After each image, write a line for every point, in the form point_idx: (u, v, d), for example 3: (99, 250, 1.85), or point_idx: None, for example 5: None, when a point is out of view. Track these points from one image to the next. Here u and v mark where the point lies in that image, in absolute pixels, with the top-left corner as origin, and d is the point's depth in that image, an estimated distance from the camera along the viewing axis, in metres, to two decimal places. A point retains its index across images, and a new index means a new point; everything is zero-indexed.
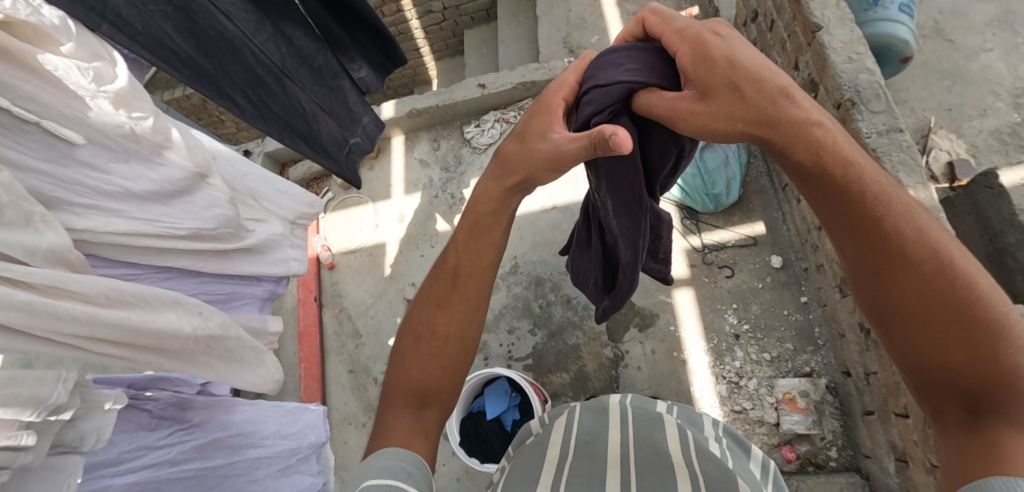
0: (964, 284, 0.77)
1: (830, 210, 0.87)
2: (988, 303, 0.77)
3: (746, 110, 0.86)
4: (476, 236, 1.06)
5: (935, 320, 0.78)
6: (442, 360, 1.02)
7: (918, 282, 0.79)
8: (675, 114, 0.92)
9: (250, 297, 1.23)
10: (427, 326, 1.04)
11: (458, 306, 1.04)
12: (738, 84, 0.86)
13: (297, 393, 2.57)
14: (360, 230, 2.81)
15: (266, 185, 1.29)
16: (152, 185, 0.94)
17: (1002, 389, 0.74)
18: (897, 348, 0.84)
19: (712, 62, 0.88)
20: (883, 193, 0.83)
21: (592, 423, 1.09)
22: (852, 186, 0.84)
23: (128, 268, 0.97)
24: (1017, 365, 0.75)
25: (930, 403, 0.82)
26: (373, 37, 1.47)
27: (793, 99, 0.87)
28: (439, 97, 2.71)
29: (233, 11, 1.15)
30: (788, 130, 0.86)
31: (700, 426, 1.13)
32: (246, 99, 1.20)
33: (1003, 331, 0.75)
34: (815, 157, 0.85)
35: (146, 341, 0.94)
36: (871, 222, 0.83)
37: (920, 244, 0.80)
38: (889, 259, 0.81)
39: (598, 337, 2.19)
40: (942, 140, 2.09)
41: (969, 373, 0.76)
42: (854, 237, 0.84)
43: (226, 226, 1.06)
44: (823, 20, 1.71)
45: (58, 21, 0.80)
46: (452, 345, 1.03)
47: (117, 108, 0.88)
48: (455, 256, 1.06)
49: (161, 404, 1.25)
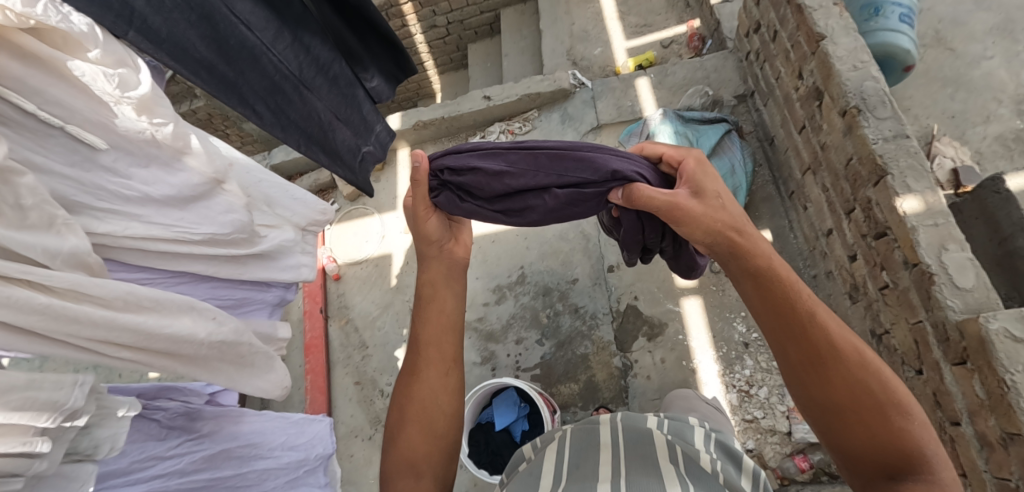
0: (868, 373, 0.92)
1: (776, 316, 0.97)
2: (887, 386, 0.92)
3: (723, 216, 1.04)
4: (425, 302, 1.29)
5: (846, 403, 0.92)
6: (424, 429, 1.18)
7: (844, 375, 0.92)
8: (676, 201, 1.06)
9: (260, 303, 1.22)
10: (407, 394, 1.21)
11: (423, 367, 1.23)
12: (723, 195, 1.07)
13: (302, 406, 2.55)
14: (367, 241, 2.84)
15: (281, 192, 1.26)
16: (171, 190, 0.94)
17: (906, 456, 0.87)
18: (823, 431, 0.95)
19: (706, 174, 1.12)
20: (810, 299, 0.97)
21: (583, 443, 1.10)
22: (786, 292, 0.97)
23: (142, 272, 0.97)
24: (916, 438, 0.88)
25: (857, 478, 0.91)
26: (389, 49, 1.49)
27: (746, 230, 1.04)
28: (447, 109, 2.77)
29: (253, 21, 1.14)
30: (747, 247, 1.02)
31: (689, 440, 1.10)
32: (266, 107, 1.23)
33: (899, 412, 0.90)
34: (766, 268, 1.00)
35: (161, 345, 0.94)
36: (803, 318, 0.95)
37: (844, 340, 0.94)
38: (813, 356, 0.94)
39: (606, 347, 2.19)
40: (946, 147, 2.14)
41: (874, 447, 0.89)
42: (793, 338, 0.96)
43: (241, 231, 1.06)
44: (827, 30, 1.74)
45: (87, 29, 0.78)
46: (428, 402, 1.20)
47: (140, 114, 0.86)
48: (419, 325, 1.27)
49: (170, 413, 1.25)
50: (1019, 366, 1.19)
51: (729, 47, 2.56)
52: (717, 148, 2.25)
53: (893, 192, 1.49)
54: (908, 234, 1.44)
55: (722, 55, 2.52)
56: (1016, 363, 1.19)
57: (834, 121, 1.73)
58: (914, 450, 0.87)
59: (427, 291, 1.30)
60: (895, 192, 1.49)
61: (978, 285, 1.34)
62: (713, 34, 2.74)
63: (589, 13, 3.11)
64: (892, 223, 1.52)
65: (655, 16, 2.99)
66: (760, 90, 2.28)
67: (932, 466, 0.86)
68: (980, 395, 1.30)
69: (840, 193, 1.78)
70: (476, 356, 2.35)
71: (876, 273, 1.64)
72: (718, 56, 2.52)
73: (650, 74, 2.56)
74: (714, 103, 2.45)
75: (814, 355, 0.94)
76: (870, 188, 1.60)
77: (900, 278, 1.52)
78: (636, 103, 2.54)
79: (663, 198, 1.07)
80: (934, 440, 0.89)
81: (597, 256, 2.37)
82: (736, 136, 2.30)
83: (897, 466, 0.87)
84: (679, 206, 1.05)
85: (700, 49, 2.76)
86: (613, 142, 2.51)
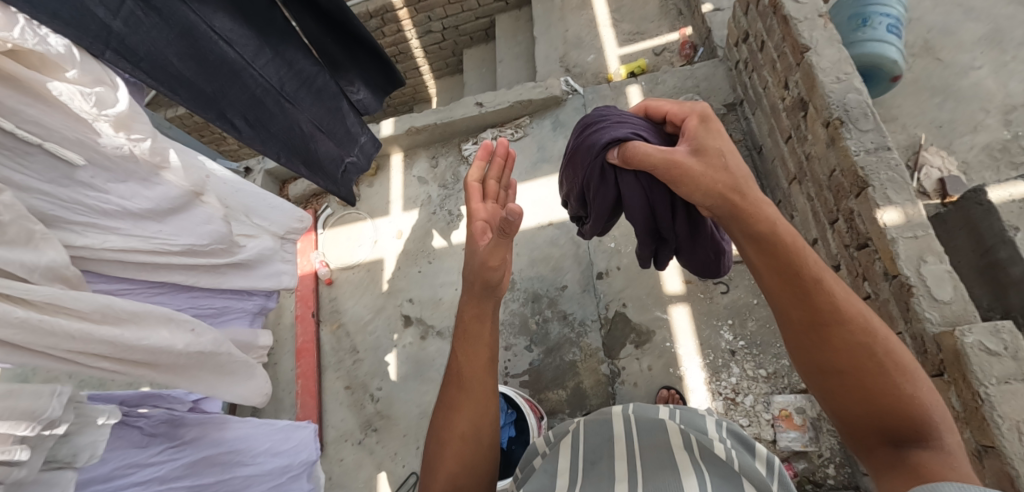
0: (872, 337, 0.86)
1: (778, 278, 0.90)
2: (891, 350, 0.86)
3: (725, 176, 0.95)
4: (469, 334, 1.09)
5: (852, 370, 0.85)
6: (454, 465, 1.00)
7: (848, 341, 0.86)
8: (675, 161, 0.98)
9: (241, 311, 1.24)
10: (443, 431, 1.02)
11: (456, 404, 1.04)
12: (726, 153, 0.98)
13: (293, 410, 2.56)
14: (359, 246, 2.86)
15: (258, 200, 1.28)
16: (149, 203, 0.96)
17: (911, 421, 0.82)
18: (824, 398, 0.89)
19: (708, 131, 1.02)
20: (813, 262, 0.90)
21: (596, 438, 1.09)
22: (792, 256, 0.89)
23: (121, 283, 0.97)
24: (922, 402, 0.83)
25: (855, 443, 0.87)
26: (375, 60, 1.49)
27: (748, 184, 0.95)
28: (439, 115, 2.79)
29: (234, 37, 1.16)
30: (750, 205, 0.93)
31: (701, 429, 1.10)
32: (245, 121, 1.24)
33: (904, 377, 0.84)
34: (770, 232, 0.91)
35: (138, 356, 0.96)
36: (807, 282, 0.88)
37: (849, 305, 0.88)
38: (818, 321, 0.87)
39: (594, 354, 2.21)
40: (933, 157, 2.16)
41: (878, 414, 0.84)
42: (798, 301, 0.89)
43: (219, 242, 1.08)
44: (812, 41, 1.75)
45: (64, 50, 0.81)
46: (459, 439, 1.01)
47: (117, 131, 0.89)
48: (460, 359, 1.07)
49: (154, 420, 1.24)
50: (993, 379, 1.20)
51: (719, 55, 2.57)
52: None
53: (874, 204, 1.50)
54: (888, 246, 1.45)
55: (712, 64, 2.53)
56: (989, 376, 1.20)
57: (818, 132, 1.74)
58: (920, 413, 0.82)
59: (473, 326, 1.08)
60: (875, 203, 1.50)
61: (955, 298, 1.34)
62: (704, 42, 2.76)
63: (583, 20, 3.13)
64: (873, 235, 1.53)
65: (647, 23, 3.01)
66: (748, 99, 2.30)
67: (936, 429, 0.82)
68: (956, 407, 1.30)
69: (824, 203, 1.79)
70: None
71: (858, 283, 1.65)
72: (709, 65, 2.53)
73: (641, 82, 2.58)
74: None
75: (816, 321, 0.87)
76: (852, 199, 1.61)
77: (880, 289, 1.53)
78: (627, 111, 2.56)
79: (660, 157, 1.01)
80: (939, 403, 0.85)
81: (587, 264, 2.38)
82: None
83: (902, 433, 0.82)
84: (678, 165, 0.98)
85: (692, 57, 2.77)
86: None
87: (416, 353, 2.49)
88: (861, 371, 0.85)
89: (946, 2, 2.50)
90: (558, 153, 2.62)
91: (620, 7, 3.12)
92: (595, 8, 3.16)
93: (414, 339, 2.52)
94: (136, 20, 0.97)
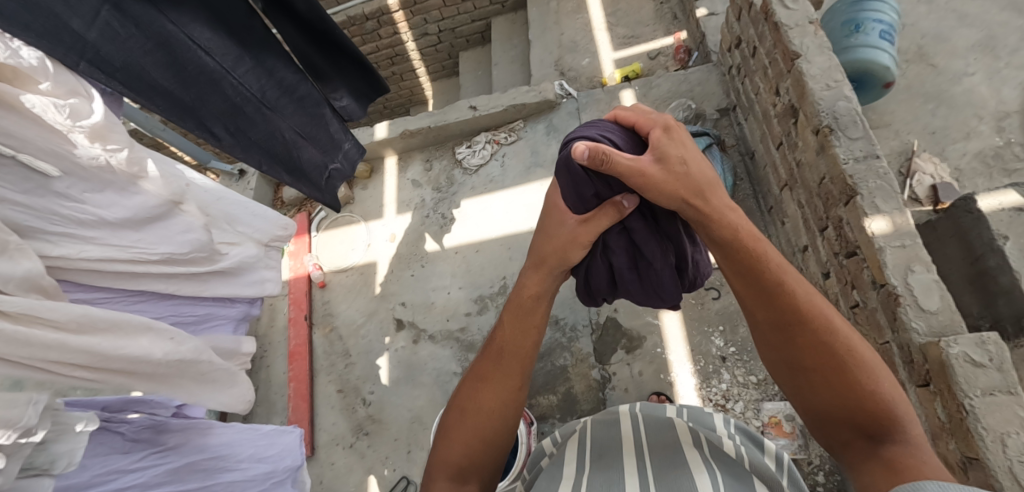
0: (833, 334, 0.91)
1: (743, 278, 0.97)
2: (854, 347, 0.90)
3: (692, 181, 0.98)
4: (520, 312, 1.15)
5: (816, 363, 0.91)
6: (477, 440, 1.05)
7: (814, 337, 0.91)
8: (639, 165, 0.96)
9: (224, 318, 1.24)
10: (473, 401, 1.08)
11: (493, 379, 1.09)
12: (687, 160, 0.99)
13: (285, 413, 2.56)
14: (353, 249, 2.85)
15: (241, 209, 1.27)
16: (126, 212, 0.96)
17: (878, 416, 0.85)
18: (797, 392, 0.94)
19: (670, 139, 1.01)
20: (777, 264, 0.97)
21: (603, 436, 1.10)
22: (754, 258, 0.96)
23: (98, 292, 0.97)
24: (888, 397, 0.86)
25: (832, 440, 0.90)
26: (358, 67, 1.48)
27: (715, 190, 1.01)
28: (433, 119, 2.78)
29: (213, 47, 1.17)
30: (714, 210, 0.98)
31: (710, 426, 1.14)
32: (224, 129, 1.24)
33: (869, 373, 0.88)
34: (733, 236, 0.98)
35: (117, 365, 0.96)
36: (768, 282, 0.95)
37: (811, 301, 0.94)
38: (779, 319, 0.94)
39: (585, 359, 2.20)
40: (925, 164, 2.14)
41: (847, 409, 0.87)
42: (765, 300, 0.95)
43: (200, 250, 1.08)
44: (802, 48, 1.75)
45: (37, 63, 0.82)
46: (492, 414, 1.07)
47: (93, 142, 0.90)
48: (504, 335, 1.14)
49: (137, 426, 1.24)
50: (978, 391, 1.19)
51: (713, 60, 2.57)
52: None
53: (862, 212, 1.49)
54: (876, 255, 1.45)
55: (706, 68, 2.53)
56: (975, 387, 1.20)
57: (809, 139, 1.73)
58: (887, 408, 0.85)
59: (527, 305, 1.15)
60: (864, 212, 1.49)
61: (943, 308, 1.33)
62: (698, 47, 2.75)
63: (578, 24, 3.12)
64: (862, 243, 1.52)
65: (642, 27, 3.00)
66: (742, 104, 2.30)
67: (904, 424, 0.84)
68: (942, 418, 1.29)
69: (815, 210, 1.78)
70: (456, 366, 2.37)
71: (847, 291, 1.64)
72: (702, 70, 2.52)
73: (635, 86, 2.58)
74: (696, 117, 2.44)
75: (782, 319, 0.94)
76: (842, 207, 1.61)
77: (869, 298, 1.53)
78: None
79: (628, 162, 0.96)
80: (906, 400, 0.87)
81: None
82: (717, 150, 2.30)
83: (872, 425, 0.85)
84: (643, 173, 0.97)
85: (686, 61, 2.76)
86: None
87: (408, 357, 2.49)
88: (826, 365, 0.90)
89: (939, 8, 2.50)
90: (551, 158, 2.61)
91: (615, 11, 3.12)
92: (590, 12, 3.16)
93: (406, 343, 2.51)
94: (111, 30, 0.98)
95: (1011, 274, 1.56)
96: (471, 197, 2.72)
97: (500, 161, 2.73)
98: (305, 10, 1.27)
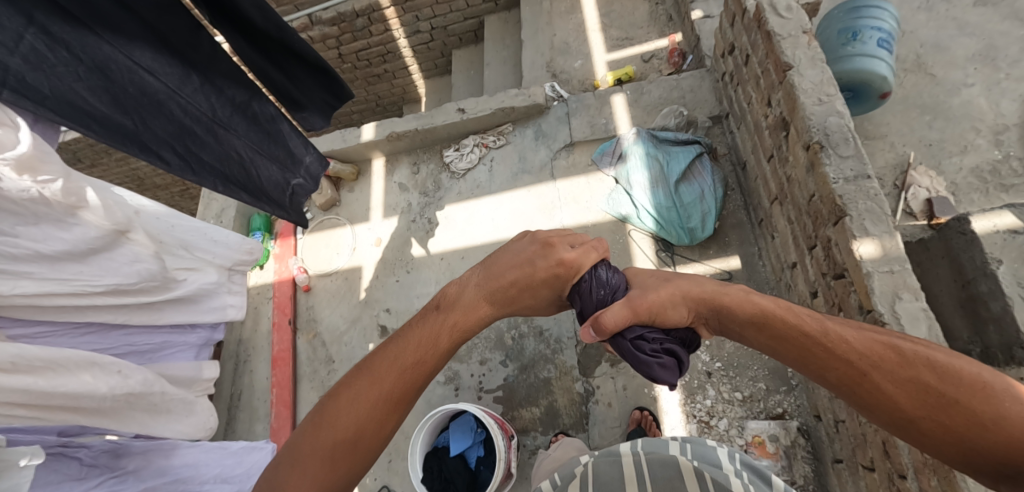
0: (897, 363, 0.93)
1: (792, 354, 1.00)
2: (929, 370, 0.91)
3: (670, 286, 1.15)
4: (436, 324, 1.09)
5: (938, 418, 0.89)
6: (336, 462, 0.96)
7: (892, 379, 0.92)
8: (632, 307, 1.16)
9: (185, 345, 1.54)
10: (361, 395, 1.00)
11: (378, 395, 1.00)
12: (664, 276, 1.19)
13: (268, 420, 2.53)
14: (338, 253, 2.81)
15: (200, 237, 1.52)
16: (66, 245, 1.13)
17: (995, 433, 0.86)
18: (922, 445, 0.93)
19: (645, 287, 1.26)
20: (808, 319, 1.00)
21: (607, 479, 1.06)
22: (781, 322, 1.01)
23: (42, 326, 1.17)
24: (1001, 410, 0.87)
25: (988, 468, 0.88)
26: (316, 75, 1.49)
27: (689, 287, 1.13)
28: (419, 121, 2.71)
29: (156, 68, 1.21)
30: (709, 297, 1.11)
31: (715, 462, 1.12)
32: (173, 152, 1.26)
33: (961, 401, 0.88)
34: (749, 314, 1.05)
35: (58, 401, 1.11)
36: (821, 355, 0.97)
37: (863, 346, 0.95)
38: (860, 394, 0.94)
39: (569, 372, 2.14)
40: (921, 177, 2.08)
41: (973, 432, 0.87)
42: (825, 366, 0.97)
43: (149, 278, 1.30)
44: (794, 60, 1.69)
45: None
46: (375, 430, 0.99)
47: (21, 174, 1.02)
48: (414, 337, 1.07)
49: (94, 450, 1.22)
50: None
51: (707, 65, 2.50)
52: (686, 173, 2.21)
53: (850, 234, 1.44)
54: (864, 280, 1.40)
55: (699, 74, 2.46)
56: None
57: (799, 155, 1.68)
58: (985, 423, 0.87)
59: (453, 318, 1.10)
60: (852, 234, 1.44)
61: (930, 340, 1.28)
62: (693, 51, 2.68)
63: (571, 25, 3.06)
64: (849, 266, 1.47)
65: (636, 29, 2.93)
66: (734, 113, 2.23)
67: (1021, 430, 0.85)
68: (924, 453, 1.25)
69: (804, 228, 1.73)
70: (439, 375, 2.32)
71: (834, 314, 1.60)
72: (695, 75, 2.46)
73: (627, 91, 2.50)
74: (688, 124, 2.40)
75: (854, 376, 0.94)
76: (830, 227, 1.56)
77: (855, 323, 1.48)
78: (610, 121, 2.49)
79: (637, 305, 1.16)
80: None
81: None
82: (708, 159, 2.24)
83: (1015, 462, 0.86)
84: (639, 305, 1.15)
85: (680, 65, 2.68)
86: (586, 161, 2.49)
87: None
88: (933, 411, 0.90)
89: (940, 16, 2.43)
90: (539, 164, 2.56)
91: (609, 11, 3.04)
92: (584, 12, 3.08)
93: None
94: (37, 54, 1.03)
95: (1001, 300, 1.52)
96: (456, 202, 2.67)
97: (488, 166, 2.68)
98: (260, 20, 1.28)
